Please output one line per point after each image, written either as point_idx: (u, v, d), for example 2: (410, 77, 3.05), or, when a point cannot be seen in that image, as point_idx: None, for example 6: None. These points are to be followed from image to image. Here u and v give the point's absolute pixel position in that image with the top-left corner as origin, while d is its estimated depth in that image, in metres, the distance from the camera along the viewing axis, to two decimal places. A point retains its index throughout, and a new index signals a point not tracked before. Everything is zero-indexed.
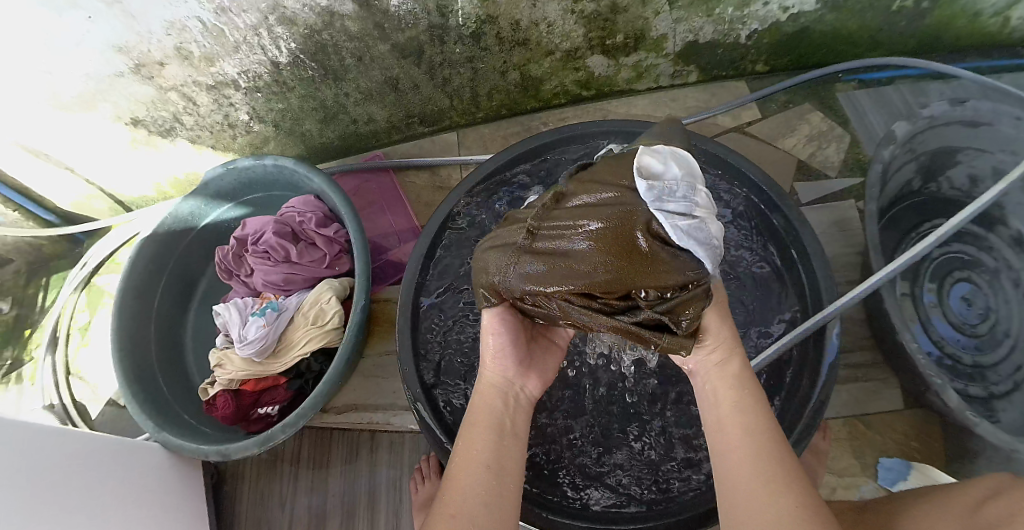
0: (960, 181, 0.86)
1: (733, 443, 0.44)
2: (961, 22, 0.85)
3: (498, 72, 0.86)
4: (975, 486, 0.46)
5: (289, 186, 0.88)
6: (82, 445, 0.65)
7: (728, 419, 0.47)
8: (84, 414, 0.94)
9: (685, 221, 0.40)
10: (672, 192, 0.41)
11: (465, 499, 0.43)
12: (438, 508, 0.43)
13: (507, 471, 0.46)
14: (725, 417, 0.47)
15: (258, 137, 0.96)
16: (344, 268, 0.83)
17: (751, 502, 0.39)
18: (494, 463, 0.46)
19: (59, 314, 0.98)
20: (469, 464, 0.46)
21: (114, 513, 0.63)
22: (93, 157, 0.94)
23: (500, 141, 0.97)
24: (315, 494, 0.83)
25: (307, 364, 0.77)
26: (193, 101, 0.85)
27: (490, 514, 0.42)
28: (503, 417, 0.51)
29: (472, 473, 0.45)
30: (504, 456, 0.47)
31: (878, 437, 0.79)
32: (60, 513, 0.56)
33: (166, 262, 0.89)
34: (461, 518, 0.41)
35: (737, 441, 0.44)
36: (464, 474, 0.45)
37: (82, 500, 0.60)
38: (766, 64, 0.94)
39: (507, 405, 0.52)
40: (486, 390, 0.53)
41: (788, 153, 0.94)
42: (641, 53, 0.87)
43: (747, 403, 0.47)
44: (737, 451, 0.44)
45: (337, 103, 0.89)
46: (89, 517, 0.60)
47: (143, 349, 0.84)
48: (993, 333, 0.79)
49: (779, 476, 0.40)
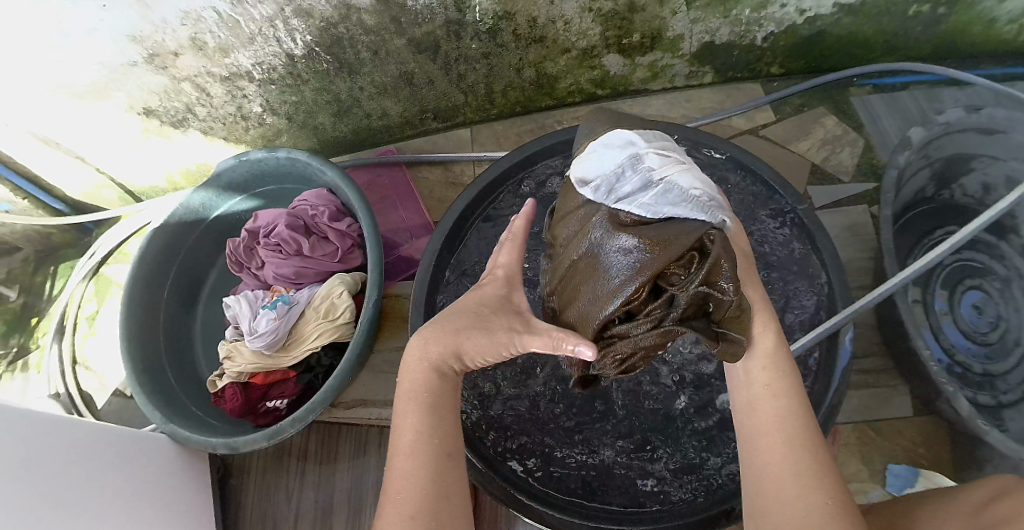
0: (974, 188, 0.85)
1: (767, 428, 0.45)
2: (979, 29, 0.83)
3: (514, 69, 0.86)
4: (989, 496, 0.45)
5: (301, 179, 0.88)
6: (87, 435, 0.64)
7: (762, 403, 0.47)
8: (90, 404, 0.94)
9: (646, 195, 0.43)
10: (623, 178, 0.45)
11: (423, 497, 0.42)
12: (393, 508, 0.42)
13: (456, 456, 0.47)
14: (760, 402, 0.47)
15: (271, 130, 0.96)
16: (356, 262, 0.82)
17: (782, 493, 0.41)
18: (449, 450, 0.46)
19: (67, 302, 0.98)
20: (426, 453, 0.44)
21: (117, 504, 0.63)
22: (104, 145, 0.94)
23: (514, 138, 0.97)
24: (322, 489, 0.83)
25: (317, 358, 0.77)
26: (206, 91, 0.85)
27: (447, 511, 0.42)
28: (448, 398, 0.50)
29: (429, 469, 0.44)
30: (453, 442, 0.47)
31: (887, 444, 0.78)
32: (62, 508, 0.56)
33: (176, 253, 0.89)
34: (421, 520, 0.40)
35: (770, 429, 0.44)
36: (420, 468, 0.44)
37: (84, 491, 0.60)
38: (782, 66, 0.93)
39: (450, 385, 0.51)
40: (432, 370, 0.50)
41: (801, 156, 0.94)
42: (657, 53, 0.86)
43: (784, 386, 0.46)
44: (770, 438, 0.44)
45: (350, 97, 0.89)
46: (91, 512, 0.59)
47: (151, 340, 0.84)
48: (1004, 342, 0.77)
49: (814, 473, 0.41)
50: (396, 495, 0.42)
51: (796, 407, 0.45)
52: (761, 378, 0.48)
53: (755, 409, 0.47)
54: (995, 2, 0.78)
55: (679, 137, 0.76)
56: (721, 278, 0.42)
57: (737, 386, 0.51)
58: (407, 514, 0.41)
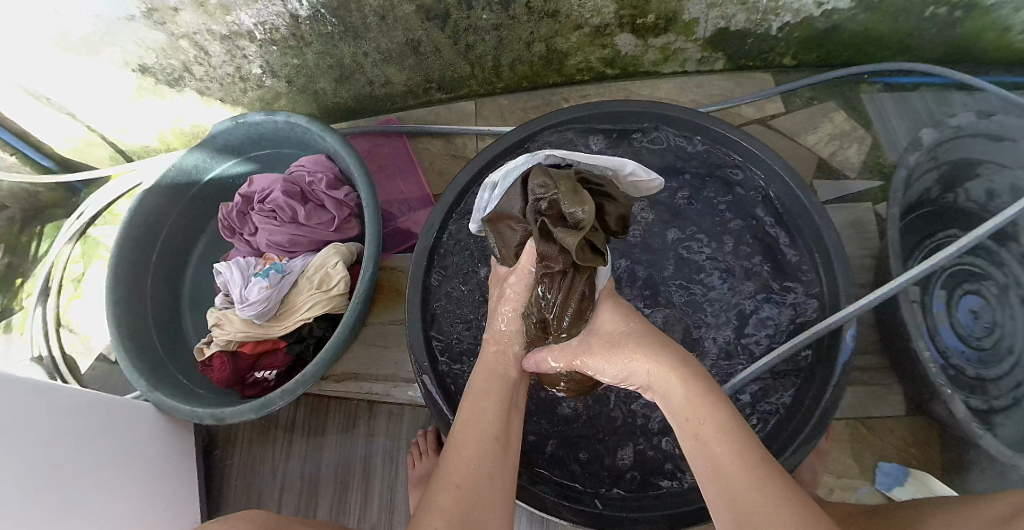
0: (978, 194, 0.83)
1: (718, 481, 0.41)
2: (994, 35, 0.80)
3: (524, 44, 0.84)
4: (1008, 508, 0.45)
5: (299, 144, 0.85)
6: (49, 401, 0.60)
7: (704, 438, 0.44)
8: (73, 367, 0.92)
9: (488, 193, 0.62)
10: (483, 201, 0.62)
11: (469, 473, 0.44)
12: (442, 481, 0.44)
13: (510, 448, 0.49)
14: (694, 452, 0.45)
15: (270, 92, 0.93)
16: (352, 233, 0.81)
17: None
18: (499, 434, 0.49)
19: (53, 263, 0.95)
20: (479, 435, 0.48)
21: (83, 478, 0.60)
22: (96, 102, 0.91)
23: (519, 114, 0.95)
24: (308, 461, 0.82)
25: (309, 328, 0.76)
26: (204, 50, 0.82)
27: (489, 489, 0.44)
28: (508, 392, 0.54)
29: (480, 448, 0.47)
30: (509, 433, 0.50)
31: (878, 442, 0.78)
32: (35, 484, 0.54)
33: (167, 216, 0.86)
34: (465, 490, 0.43)
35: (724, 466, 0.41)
36: (472, 449, 0.47)
37: (50, 468, 0.56)
38: (794, 58, 0.91)
39: (508, 382, 0.56)
40: (489, 369, 0.56)
41: (809, 150, 0.93)
42: (671, 36, 0.84)
43: (715, 421, 0.44)
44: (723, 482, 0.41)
45: (354, 63, 0.86)
46: (70, 485, 0.58)
47: (139, 305, 0.82)
48: (997, 349, 0.77)
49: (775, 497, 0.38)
50: (450, 470, 0.45)
51: (729, 434, 0.43)
52: (693, 422, 0.46)
53: (704, 447, 0.44)
54: (1010, 11, 0.75)
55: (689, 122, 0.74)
56: (545, 188, 0.54)
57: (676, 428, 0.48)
58: (453, 483, 0.43)
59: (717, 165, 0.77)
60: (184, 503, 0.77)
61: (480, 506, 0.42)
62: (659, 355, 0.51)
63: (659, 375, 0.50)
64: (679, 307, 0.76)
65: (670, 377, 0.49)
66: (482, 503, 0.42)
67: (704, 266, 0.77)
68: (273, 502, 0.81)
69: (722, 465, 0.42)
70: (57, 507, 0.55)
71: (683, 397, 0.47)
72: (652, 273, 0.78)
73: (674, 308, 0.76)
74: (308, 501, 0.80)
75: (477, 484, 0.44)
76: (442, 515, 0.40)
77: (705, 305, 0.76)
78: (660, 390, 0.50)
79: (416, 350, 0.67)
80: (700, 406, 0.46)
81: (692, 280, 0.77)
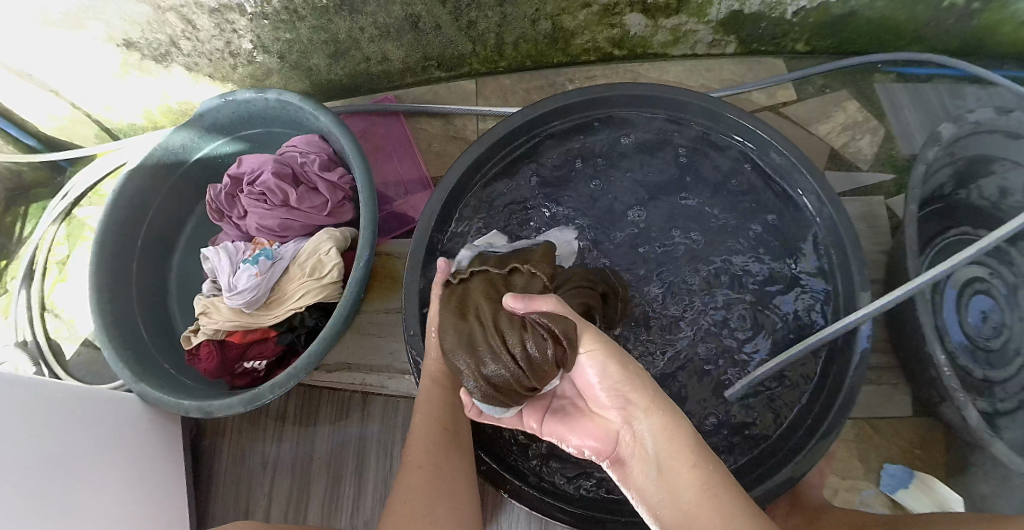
0: (991, 192, 0.79)
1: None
2: (1010, 28, 0.77)
3: (528, 21, 0.80)
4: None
5: (292, 123, 0.82)
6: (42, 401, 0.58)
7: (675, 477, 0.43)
8: (58, 353, 0.90)
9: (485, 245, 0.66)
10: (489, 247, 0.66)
11: (431, 460, 0.56)
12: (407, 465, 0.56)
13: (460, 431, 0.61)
14: (666, 488, 0.44)
15: (261, 69, 0.89)
16: (346, 217, 0.77)
17: None
18: (446, 424, 0.59)
19: (37, 244, 0.92)
20: (431, 428, 0.58)
21: (68, 482, 0.58)
22: (78, 77, 0.87)
23: (522, 95, 0.91)
24: (299, 455, 0.79)
25: (300, 318, 0.73)
26: (192, 24, 0.78)
27: (446, 469, 0.56)
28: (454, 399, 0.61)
29: (432, 440, 0.58)
30: (458, 420, 0.61)
31: (884, 443, 0.77)
32: (42, 482, 0.54)
33: (153, 198, 0.83)
34: (425, 468, 0.55)
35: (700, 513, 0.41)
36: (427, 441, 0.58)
37: (35, 469, 0.54)
38: (808, 44, 0.87)
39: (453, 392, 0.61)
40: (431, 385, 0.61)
41: (820, 140, 0.90)
42: (682, 17, 0.80)
43: (687, 462, 0.43)
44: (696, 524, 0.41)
45: (350, 38, 0.82)
46: (73, 483, 0.58)
47: (124, 291, 0.79)
48: (1004, 350, 0.74)
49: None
50: (411, 455, 0.57)
51: (705, 472, 0.42)
52: (687, 491, 0.42)
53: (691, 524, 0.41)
54: None
55: (696, 105, 0.71)
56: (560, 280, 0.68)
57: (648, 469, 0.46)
58: (416, 465, 0.56)
59: (724, 151, 0.74)
60: (172, 497, 0.75)
61: (440, 478, 0.55)
62: (646, 394, 0.46)
63: (633, 403, 0.46)
64: (685, 300, 0.74)
65: (648, 404, 0.46)
66: (438, 482, 0.54)
67: (711, 258, 0.74)
68: (264, 496, 0.79)
69: (692, 512, 0.41)
70: (63, 504, 0.56)
71: (658, 437, 0.45)
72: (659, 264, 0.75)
73: (678, 302, 0.74)
74: (299, 497, 0.78)
75: (436, 466, 0.56)
76: (406, 488, 0.53)
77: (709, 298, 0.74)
78: (642, 428, 0.46)
79: (408, 335, 0.65)
80: (689, 466, 0.43)
81: (698, 274, 0.74)
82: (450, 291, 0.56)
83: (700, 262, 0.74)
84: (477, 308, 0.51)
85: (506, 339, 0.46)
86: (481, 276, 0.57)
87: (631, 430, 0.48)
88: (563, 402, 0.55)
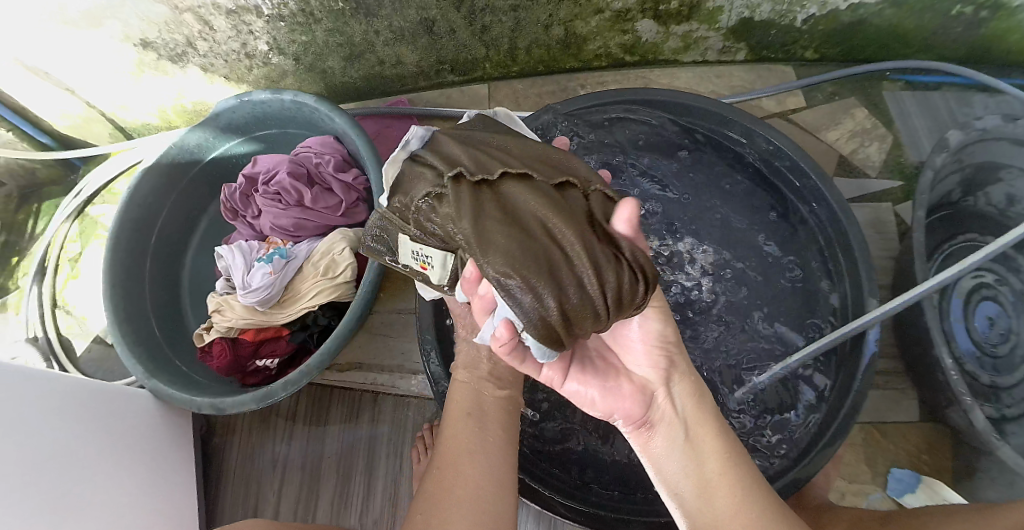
0: (999, 199, 0.79)
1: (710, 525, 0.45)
2: (1019, 37, 0.74)
3: (541, 27, 0.81)
4: None
5: (306, 124, 0.82)
6: (43, 392, 0.57)
7: (701, 447, 0.48)
8: (69, 349, 0.90)
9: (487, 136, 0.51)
10: None
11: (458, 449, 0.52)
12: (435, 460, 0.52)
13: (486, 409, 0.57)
14: (691, 453, 0.48)
15: (276, 70, 0.90)
16: (360, 218, 0.78)
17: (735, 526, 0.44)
18: (469, 407, 0.56)
19: (49, 242, 0.92)
20: (460, 414, 0.55)
21: (71, 475, 0.57)
22: (94, 76, 0.88)
23: (534, 100, 0.92)
24: (309, 453, 0.80)
25: (314, 317, 0.74)
26: (208, 25, 0.78)
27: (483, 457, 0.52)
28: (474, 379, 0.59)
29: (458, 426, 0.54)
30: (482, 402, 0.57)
31: (891, 447, 0.77)
32: (55, 476, 0.55)
33: (167, 195, 0.83)
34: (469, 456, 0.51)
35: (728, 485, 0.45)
36: (451, 429, 0.54)
37: (43, 462, 0.54)
38: (817, 52, 0.88)
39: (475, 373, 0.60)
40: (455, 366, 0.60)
41: (829, 147, 0.91)
42: (693, 24, 0.81)
43: (718, 441, 0.48)
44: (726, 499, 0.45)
45: (365, 41, 0.83)
46: (85, 476, 0.59)
47: (138, 288, 0.80)
48: (1012, 356, 0.74)
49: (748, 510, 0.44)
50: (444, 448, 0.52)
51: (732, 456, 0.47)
52: (710, 459, 0.47)
53: (714, 493, 0.45)
54: None
55: (712, 112, 0.70)
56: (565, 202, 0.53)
57: (670, 430, 0.49)
58: (456, 451, 0.52)
59: (736, 157, 0.75)
60: (183, 494, 0.75)
61: (483, 471, 0.50)
62: (684, 363, 0.50)
63: (668, 369, 0.49)
64: (695, 304, 0.74)
65: (678, 371, 0.50)
66: (482, 467, 0.51)
67: (721, 264, 0.75)
68: (274, 494, 0.79)
69: (715, 484, 0.46)
70: (75, 498, 0.57)
71: (691, 406, 0.49)
72: (667, 268, 0.75)
73: (687, 306, 0.74)
74: (309, 495, 0.78)
75: (474, 453, 0.52)
76: (449, 482, 0.49)
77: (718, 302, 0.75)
78: (676, 393, 0.49)
79: (423, 334, 0.66)
80: (714, 435, 0.48)
81: (707, 279, 0.75)
82: (482, 198, 0.37)
83: (708, 267, 0.75)
84: (544, 228, 0.36)
85: (601, 275, 0.35)
86: (524, 178, 0.38)
87: (665, 393, 0.49)
88: (591, 352, 0.51)
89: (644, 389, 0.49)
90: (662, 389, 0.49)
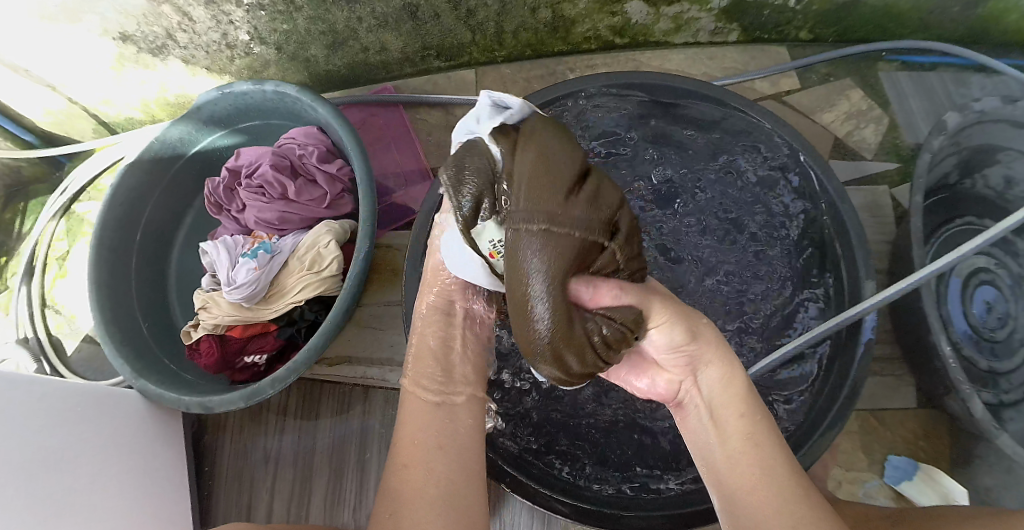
0: (996, 181, 0.78)
1: (735, 501, 0.45)
2: (1016, 17, 0.76)
3: (528, 9, 0.79)
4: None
5: (290, 115, 0.81)
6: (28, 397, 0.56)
7: (729, 424, 0.48)
8: (59, 349, 0.89)
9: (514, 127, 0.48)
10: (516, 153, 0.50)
11: (416, 448, 0.50)
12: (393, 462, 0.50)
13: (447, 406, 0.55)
14: (719, 430, 0.48)
15: (258, 60, 0.88)
16: (346, 209, 0.77)
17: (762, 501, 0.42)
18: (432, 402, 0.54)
19: (36, 240, 0.91)
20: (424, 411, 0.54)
21: (59, 480, 0.56)
22: (74, 72, 0.86)
23: (522, 85, 0.90)
24: (301, 449, 0.79)
25: (301, 312, 0.72)
26: (188, 15, 0.77)
27: (445, 454, 0.50)
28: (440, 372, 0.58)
29: (419, 422, 0.52)
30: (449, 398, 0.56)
31: (888, 434, 0.76)
32: (43, 480, 0.54)
33: (150, 191, 0.82)
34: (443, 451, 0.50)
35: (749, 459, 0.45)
36: (412, 424, 0.52)
37: (25, 469, 0.53)
38: (811, 32, 0.86)
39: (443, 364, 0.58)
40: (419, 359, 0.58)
41: (825, 128, 0.88)
42: (684, 4, 0.79)
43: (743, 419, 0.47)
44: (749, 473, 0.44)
45: (348, 28, 0.81)
46: (73, 480, 0.58)
47: (123, 287, 0.78)
48: (1009, 341, 0.73)
49: (776, 481, 0.43)
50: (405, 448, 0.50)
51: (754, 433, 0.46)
52: (735, 438, 0.47)
53: (737, 467, 0.45)
54: None
55: (705, 96, 0.67)
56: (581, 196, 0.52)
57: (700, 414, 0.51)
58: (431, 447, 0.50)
59: (728, 139, 0.73)
60: (174, 493, 0.74)
61: (449, 467, 0.49)
62: (725, 347, 0.51)
63: (706, 356, 0.50)
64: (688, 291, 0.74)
65: (716, 355, 0.50)
66: (452, 465, 0.49)
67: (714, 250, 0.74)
68: (266, 491, 0.79)
69: (738, 455, 0.46)
70: (64, 503, 0.56)
71: (719, 385, 0.50)
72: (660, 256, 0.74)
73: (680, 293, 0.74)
74: (301, 491, 0.78)
75: (440, 453, 0.50)
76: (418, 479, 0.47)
77: (712, 288, 0.74)
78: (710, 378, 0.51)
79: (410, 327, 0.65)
80: (741, 415, 0.48)
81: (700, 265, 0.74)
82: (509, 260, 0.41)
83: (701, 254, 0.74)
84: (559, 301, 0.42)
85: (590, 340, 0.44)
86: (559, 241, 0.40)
87: (696, 380, 0.52)
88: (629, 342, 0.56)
89: (673, 381, 0.53)
90: (694, 378, 0.52)
